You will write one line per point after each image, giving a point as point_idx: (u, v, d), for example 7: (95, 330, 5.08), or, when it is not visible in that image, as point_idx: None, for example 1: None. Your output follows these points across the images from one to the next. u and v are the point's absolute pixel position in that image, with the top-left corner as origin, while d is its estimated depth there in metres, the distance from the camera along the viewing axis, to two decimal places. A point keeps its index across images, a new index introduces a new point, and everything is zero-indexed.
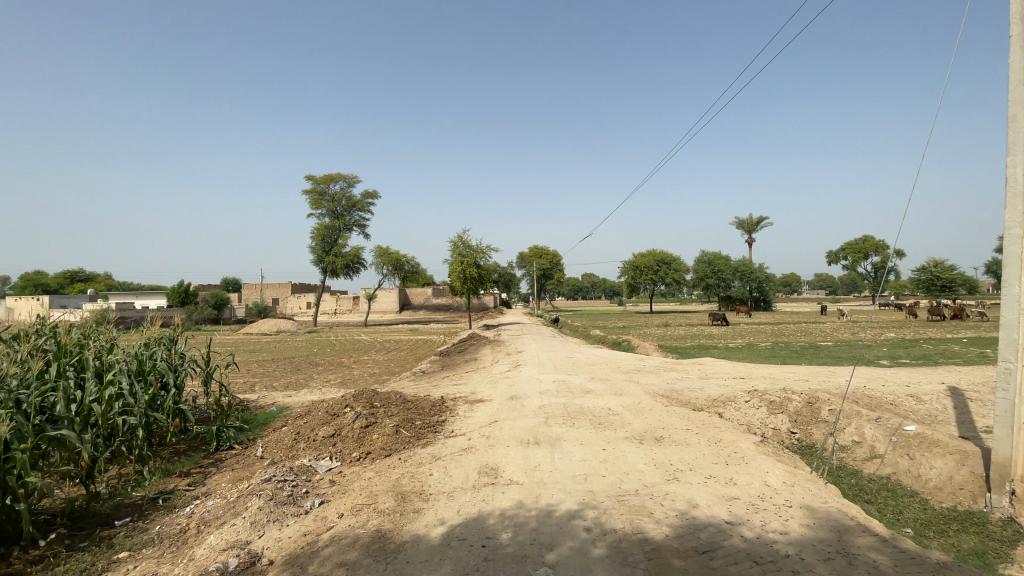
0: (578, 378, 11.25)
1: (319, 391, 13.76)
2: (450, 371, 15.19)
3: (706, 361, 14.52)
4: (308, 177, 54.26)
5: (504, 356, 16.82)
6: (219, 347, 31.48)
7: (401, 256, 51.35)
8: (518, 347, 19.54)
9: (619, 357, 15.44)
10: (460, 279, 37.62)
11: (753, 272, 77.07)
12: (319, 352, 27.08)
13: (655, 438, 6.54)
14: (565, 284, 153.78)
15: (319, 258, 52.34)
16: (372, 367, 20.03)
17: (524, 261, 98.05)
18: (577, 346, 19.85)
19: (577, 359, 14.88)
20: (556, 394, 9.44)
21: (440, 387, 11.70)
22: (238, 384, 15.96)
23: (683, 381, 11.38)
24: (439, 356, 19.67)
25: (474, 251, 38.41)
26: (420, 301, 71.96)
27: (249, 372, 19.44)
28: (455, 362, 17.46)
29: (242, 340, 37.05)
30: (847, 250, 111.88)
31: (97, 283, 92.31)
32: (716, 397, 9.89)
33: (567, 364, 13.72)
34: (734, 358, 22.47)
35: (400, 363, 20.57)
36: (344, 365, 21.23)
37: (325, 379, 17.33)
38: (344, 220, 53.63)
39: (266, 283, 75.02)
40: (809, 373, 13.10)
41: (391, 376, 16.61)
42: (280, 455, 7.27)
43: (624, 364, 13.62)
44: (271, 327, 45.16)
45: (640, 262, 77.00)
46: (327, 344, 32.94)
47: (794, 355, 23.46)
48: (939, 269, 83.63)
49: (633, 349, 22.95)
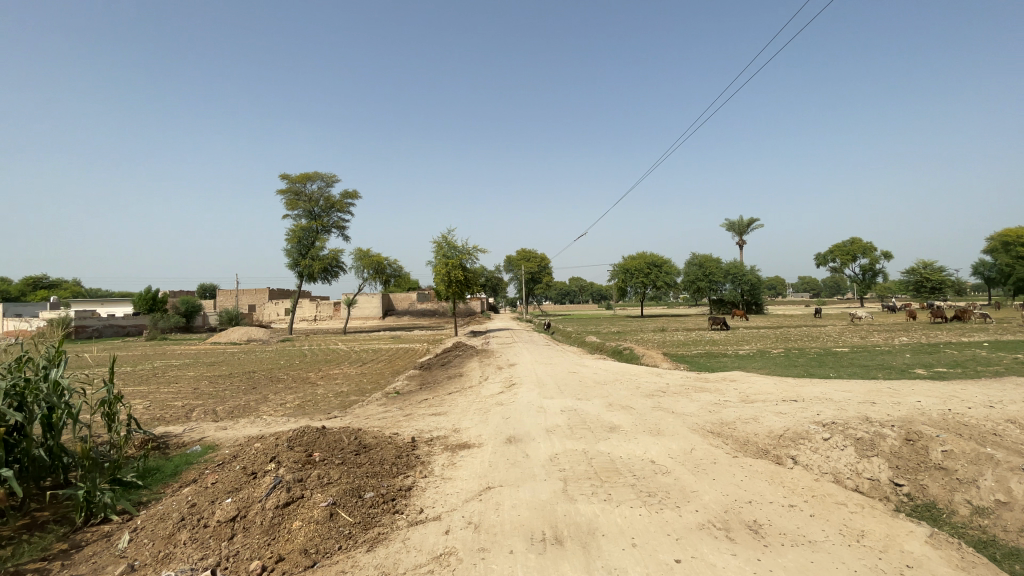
0: (593, 405, 8.67)
1: (264, 422, 11.01)
2: (430, 391, 12.53)
3: (740, 378, 11.97)
4: (283, 176, 51.19)
5: (495, 372, 14.20)
6: (177, 362, 28.30)
7: (382, 259, 48.43)
8: (509, 359, 16.94)
9: (633, 372, 12.88)
10: (444, 282, 34.99)
11: (745, 275, 75.57)
12: (286, 365, 24.21)
13: (751, 531, 4.02)
14: (553, 288, 151.92)
15: (295, 262, 49.18)
16: (341, 385, 17.24)
17: (511, 264, 95.70)
18: (579, 357, 17.29)
19: (583, 376, 12.30)
20: (569, 433, 6.89)
21: (415, 417, 9.03)
22: (170, 413, 13.13)
23: (727, 407, 8.86)
24: (418, 370, 16.99)
25: (460, 253, 35.72)
26: (405, 306, 68.97)
27: (195, 393, 16.52)
28: (437, 377, 14.85)
29: (205, 352, 33.87)
30: (836, 253, 111.46)
31: (62, 290, 87.72)
32: (780, 433, 7.42)
33: (573, 383, 11.13)
34: (751, 368, 20.08)
35: (373, 379, 17.80)
36: (310, 382, 18.41)
37: (279, 401, 14.57)
38: (321, 222, 50.60)
39: (241, 289, 71.41)
40: (870, 392, 10.65)
41: (359, 398, 13.95)
42: (145, 556, 4.54)
43: (644, 383, 11.06)
44: (241, 335, 42.03)
45: (630, 265, 74.93)
46: (300, 354, 30.00)
47: (815, 363, 21.20)
48: (928, 271, 83.21)
49: (637, 359, 20.54)
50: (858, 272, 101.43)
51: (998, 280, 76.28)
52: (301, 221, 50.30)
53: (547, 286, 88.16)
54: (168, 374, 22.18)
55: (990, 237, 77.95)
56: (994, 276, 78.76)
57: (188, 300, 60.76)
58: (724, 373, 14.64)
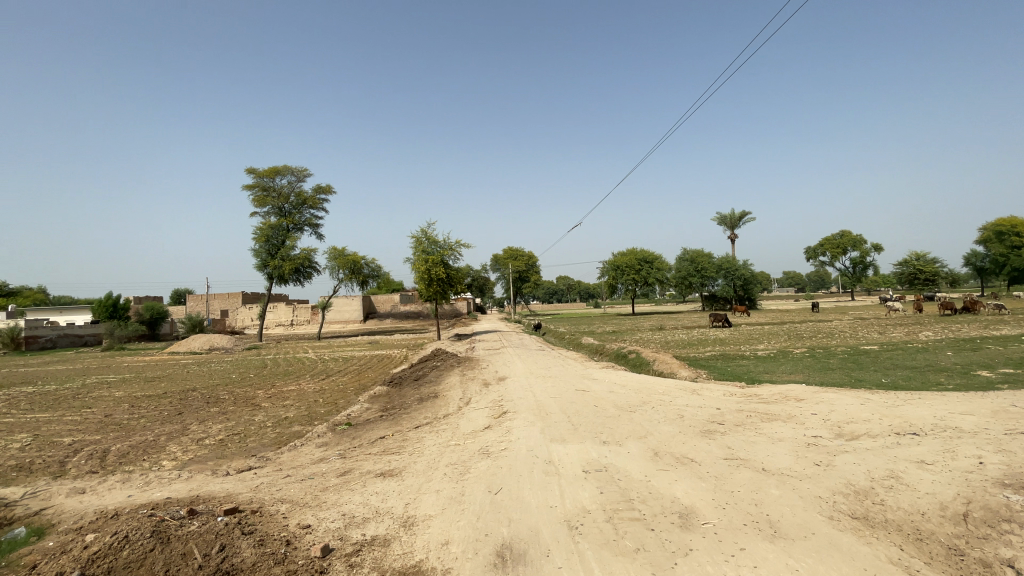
0: (631, 458, 5.56)
1: (148, 479, 7.70)
2: (391, 421, 9.28)
3: (809, 397, 8.90)
4: (249, 170, 47.32)
5: (480, 390, 10.97)
6: (116, 377, 24.55)
7: (359, 258, 44.80)
8: (497, 370, 13.72)
9: (664, 390, 9.76)
10: (423, 281, 31.67)
11: (737, 270, 72.57)
12: (239, 380, 20.70)
13: None
14: (541, 287, 148.76)
15: (263, 262, 45.33)
16: (288, 408, 13.86)
17: (498, 263, 92.63)
18: (583, 367, 14.12)
19: (598, 398, 9.18)
20: (614, 536, 3.77)
21: (351, 481, 5.83)
22: (39, 461, 9.74)
23: (836, 455, 5.74)
24: (385, 389, 13.75)
25: (441, 248, 32.40)
26: (387, 309, 65.29)
27: (100, 423, 13.02)
28: (406, 398, 11.61)
29: (156, 364, 30.12)
30: (825, 246, 110.16)
31: (20, 298, 82.44)
32: (963, 512, 4.37)
33: (590, 411, 7.99)
34: (780, 373, 17.18)
35: (332, 399, 14.47)
36: (254, 403, 14.97)
37: (198, 435, 11.23)
38: (292, 219, 46.84)
39: (211, 293, 67.04)
40: (1003, 415, 7.60)
41: (300, 430, 10.67)
42: None
43: (688, 409, 7.94)
44: (202, 343, 38.13)
45: (621, 261, 72.09)
46: (261, 365, 26.43)
47: (851, 364, 18.33)
48: (921, 262, 81.89)
49: (647, 365, 17.50)
50: (849, 266, 100.14)
51: (992, 270, 75.12)
52: (270, 218, 46.53)
53: (535, 285, 85.24)
54: (90, 395, 18.51)
55: (982, 228, 76.70)
56: (987, 267, 77.64)
57: (153, 305, 56.61)
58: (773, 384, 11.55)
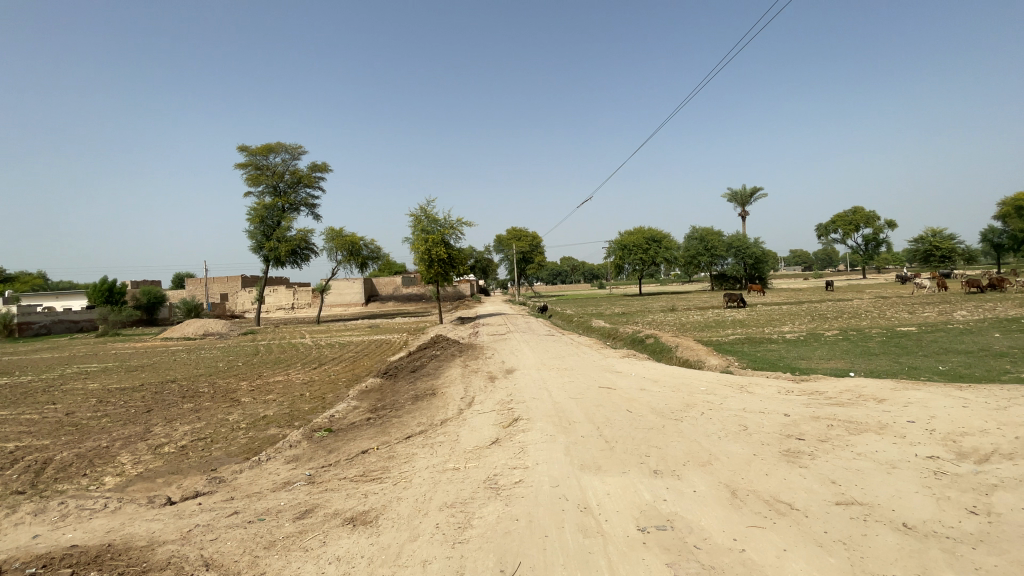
0: (701, 503, 3.91)
1: (71, 510, 6.14)
2: (379, 427, 7.70)
3: (893, 398, 7.20)
4: (241, 147, 45.39)
5: (485, 386, 9.35)
6: (99, 366, 23.11)
7: (357, 239, 43.00)
8: (503, 360, 12.06)
9: (707, 387, 8.07)
10: (423, 261, 29.95)
11: (749, 248, 69.91)
12: (226, 369, 19.22)
13: None
14: (546, 269, 146.99)
15: (259, 244, 43.72)
16: (270, 404, 12.34)
17: (501, 244, 90.70)
18: (603, 356, 12.41)
19: (629, 398, 7.51)
20: None
21: (306, 533, 4.21)
22: None
23: (986, 498, 4.09)
24: (378, 383, 12.16)
25: (441, 227, 30.62)
26: (389, 292, 63.81)
27: (57, 424, 11.54)
28: (400, 395, 10.01)
29: (146, 351, 28.76)
30: (837, 223, 107.60)
31: (17, 284, 81.22)
32: None
33: (624, 418, 6.36)
34: (816, 359, 15.49)
35: (319, 394, 12.91)
36: (234, 398, 13.45)
37: (159, 441, 9.69)
38: (287, 198, 45.05)
39: (210, 277, 65.64)
40: None
41: (274, 436, 9.12)
42: None
43: (748, 417, 6.28)
44: (197, 329, 36.73)
45: (627, 241, 69.94)
46: (253, 352, 24.94)
47: (894, 348, 16.52)
48: (938, 239, 79.35)
49: (669, 351, 15.82)
50: (862, 243, 97.68)
51: (1011, 247, 72.59)
52: (265, 198, 44.80)
53: (540, 266, 82.87)
54: (62, 388, 17.04)
55: (1000, 202, 73.87)
56: (1005, 243, 75.18)
57: (149, 290, 55.54)
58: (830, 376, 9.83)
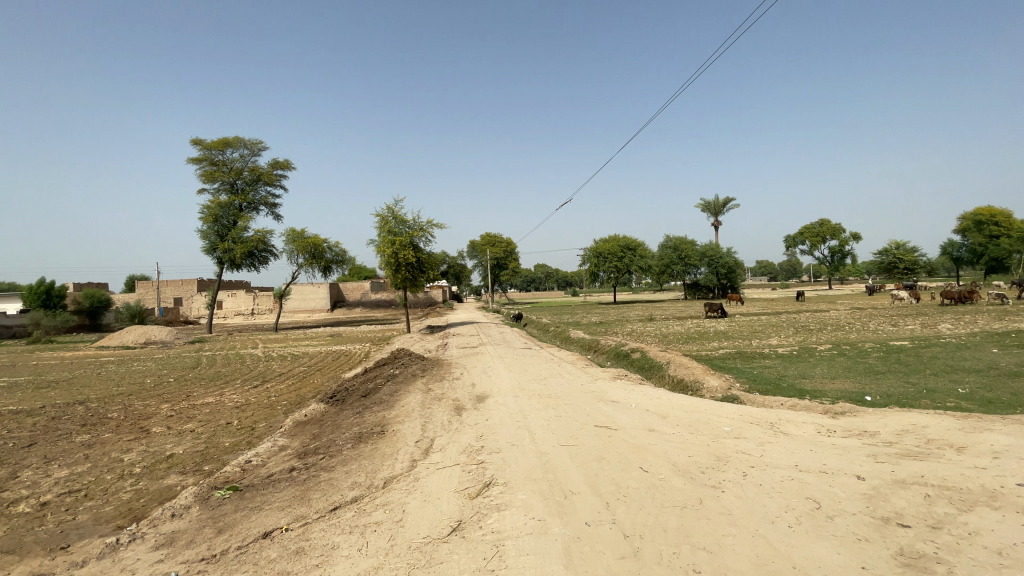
0: None
1: None
2: (301, 489, 5.67)
3: (982, 449, 5.51)
4: (195, 140, 42.17)
5: (448, 421, 7.39)
6: (7, 381, 20.01)
7: (320, 240, 40.33)
8: (472, 384, 10.08)
9: (732, 427, 6.32)
10: (389, 265, 27.71)
11: (721, 258, 70.88)
12: (152, 386, 16.55)
13: None
14: (520, 275, 145.65)
15: (212, 245, 40.58)
16: (185, 436, 10.04)
17: (474, 250, 88.80)
18: (590, 377, 10.58)
19: (637, 446, 5.68)
20: None
21: None
22: None
23: None
24: (320, 412, 10.00)
25: (410, 229, 28.50)
26: (356, 297, 60.91)
27: None
28: (341, 431, 7.93)
29: (72, 362, 25.54)
30: (804, 234, 109.76)
31: None
32: None
33: (641, 485, 4.52)
34: (820, 378, 14.00)
35: (249, 423, 10.67)
36: (143, 427, 11.08)
37: (12, 496, 7.28)
38: (245, 197, 42.06)
39: (161, 279, 61.32)
40: None
41: (168, 494, 6.90)
42: None
43: (810, 482, 4.53)
44: (137, 336, 33.38)
45: (603, 248, 68.89)
46: (193, 365, 22.19)
47: (899, 366, 15.20)
48: (901, 251, 81.29)
49: (659, 369, 14.09)
50: (828, 254, 99.49)
51: (970, 260, 74.56)
52: (220, 196, 41.73)
53: (513, 273, 81.23)
54: None
55: (961, 216, 75.76)
56: (964, 256, 77.42)
57: (92, 292, 51.25)
58: (865, 408, 8.21)
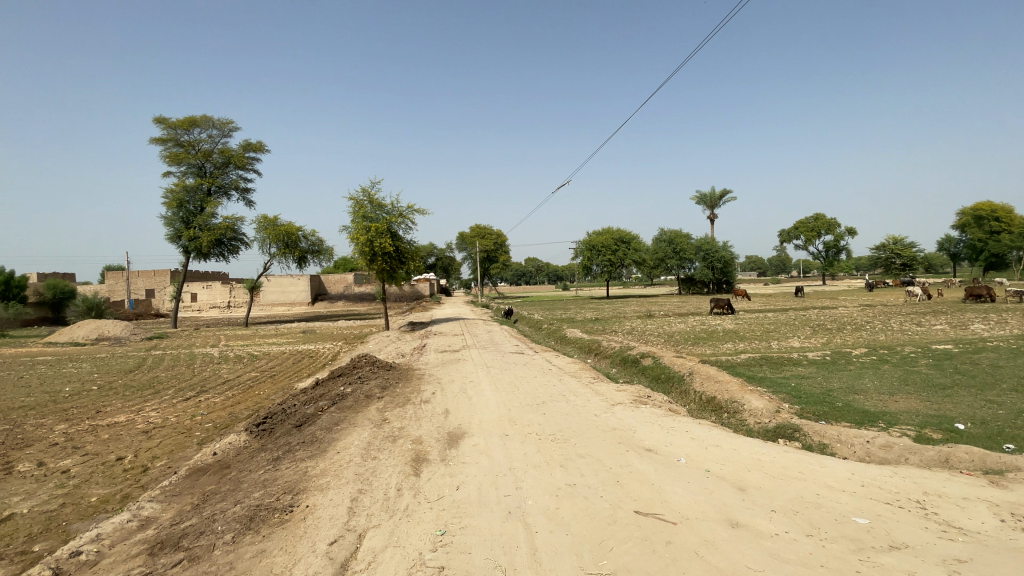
0: None
1: None
2: None
3: None
4: (158, 119, 38.75)
5: (396, 489, 4.68)
6: None
7: (294, 228, 37.26)
8: (444, 412, 7.35)
9: (872, 522, 3.69)
10: (364, 255, 24.83)
11: (718, 251, 68.52)
12: (64, 398, 13.61)
13: None
14: (511, 270, 142.82)
15: (177, 232, 37.39)
16: (46, 485, 7.21)
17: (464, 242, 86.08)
18: (604, 401, 7.91)
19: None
20: None
21: None
22: None
23: None
24: (232, 450, 7.23)
25: (387, 215, 25.65)
26: (339, 290, 57.89)
27: None
28: (234, 497, 5.15)
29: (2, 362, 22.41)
30: (799, 230, 108.09)
31: None
32: None
33: None
34: (875, 392, 11.46)
35: (142, 462, 7.89)
36: (6, 463, 8.24)
37: None
38: (213, 180, 38.78)
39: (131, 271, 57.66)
40: None
41: None
42: None
43: None
44: (89, 333, 30.20)
45: (596, 241, 66.23)
46: (134, 367, 19.20)
47: (963, 377, 12.71)
48: (899, 247, 79.50)
49: (680, 383, 11.46)
50: (823, 250, 97.85)
51: (970, 257, 72.99)
52: (186, 179, 38.46)
53: (504, 267, 78.64)
54: None
55: (961, 211, 73.93)
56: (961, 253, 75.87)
57: (54, 283, 47.92)
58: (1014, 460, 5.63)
